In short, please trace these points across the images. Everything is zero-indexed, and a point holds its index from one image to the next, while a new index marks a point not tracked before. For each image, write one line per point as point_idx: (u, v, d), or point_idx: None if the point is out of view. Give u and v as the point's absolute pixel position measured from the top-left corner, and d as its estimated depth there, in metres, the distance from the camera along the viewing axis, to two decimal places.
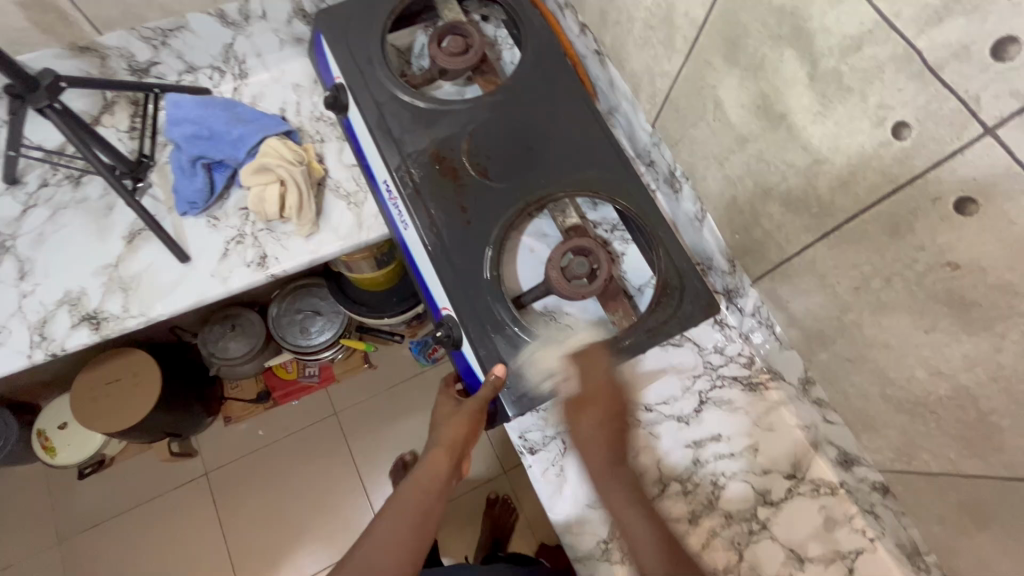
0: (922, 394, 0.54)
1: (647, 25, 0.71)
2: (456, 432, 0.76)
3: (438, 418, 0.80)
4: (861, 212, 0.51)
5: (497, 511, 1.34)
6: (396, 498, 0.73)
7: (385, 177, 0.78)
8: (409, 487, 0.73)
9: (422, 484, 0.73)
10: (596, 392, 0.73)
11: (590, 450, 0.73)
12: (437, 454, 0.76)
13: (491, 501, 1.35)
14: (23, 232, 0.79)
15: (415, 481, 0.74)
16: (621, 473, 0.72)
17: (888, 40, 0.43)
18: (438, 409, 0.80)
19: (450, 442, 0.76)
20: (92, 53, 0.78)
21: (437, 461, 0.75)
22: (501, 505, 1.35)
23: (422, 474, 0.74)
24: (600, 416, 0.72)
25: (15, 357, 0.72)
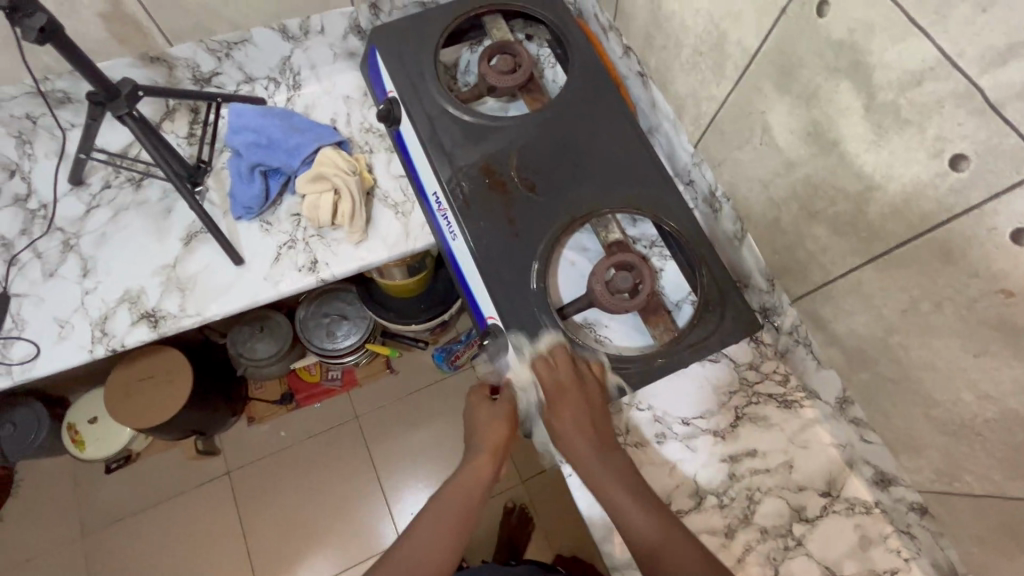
0: (969, 417, 0.55)
1: (696, 51, 0.74)
2: (498, 438, 0.76)
3: (476, 418, 0.78)
4: (913, 239, 0.53)
5: (514, 520, 1.35)
6: (437, 501, 0.74)
7: (435, 189, 0.80)
8: (451, 491, 0.74)
9: (464, 490, 0.74)
10: (565, 386, 0.71)
11: (574, 447, 0.71)
12: (479, 458, 0.75)
13: (509, 510, 1.35)
14: (87, 231, 0.82)
15: (456, 485, 0.74)
16: (610, 464, 0.71)
17: (950, 77, 0.45)
18: (475, 409, 0.78)
19: (492, 448, 0.76)
20: (160, 63, 0.82)
21: (480, 467, 0.75)
22: (518, 515, 1.35)
23: (465, 477, 0.74)
24: (570, 415, 0.71)
25: (78, 351, 0.76)
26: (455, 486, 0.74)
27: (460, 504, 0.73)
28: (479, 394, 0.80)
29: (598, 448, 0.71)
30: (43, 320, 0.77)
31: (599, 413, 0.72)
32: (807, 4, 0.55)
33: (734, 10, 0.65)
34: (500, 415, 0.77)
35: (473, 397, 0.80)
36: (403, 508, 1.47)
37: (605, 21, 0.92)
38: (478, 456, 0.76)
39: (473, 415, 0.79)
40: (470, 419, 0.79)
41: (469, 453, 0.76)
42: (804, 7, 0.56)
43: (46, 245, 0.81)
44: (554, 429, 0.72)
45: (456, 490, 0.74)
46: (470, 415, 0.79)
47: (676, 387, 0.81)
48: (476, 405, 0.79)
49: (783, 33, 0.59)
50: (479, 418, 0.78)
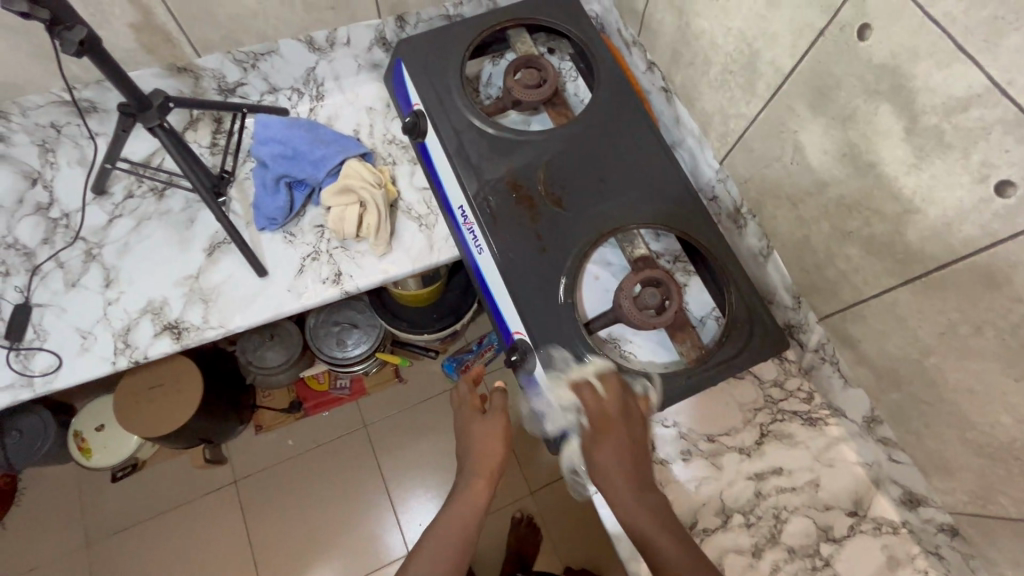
0: (1007, 440, 0.55)
1: (725, 69, 0.74)
2: (490, 452, 0.76)
3: (468, 435, 0.78)
4: (953, 261, 0.53)
5: (523, 530, 1.33)
6: (434, 526, 0.72)
7: (461, 203, 0.80)
8: (446, 514, 0.72)
9: (460, 510, 0.72)
10: (610, 419, 0.71)
11: (612, 484, 0.70)
12: (472, 476, 0.75)
13: (517, 521, 1.34)
14: (110, 240, 0.82)
15: (451, 508, 0.73)
16: (644, 501, 0.69)
17: (998, 104, 0.45)
18: (466, 424, 0.78)
19: (483, 462, 0.76)
20: (186, 74, 0.81)
21: (474, 484, 0.74)
22: (527, 525, 1.33)
23: (460, 498, 0.73)
24: (602, 420, 0.70)
25: (101, 362, 0.75)
26: (449, 510, 0.73)
27: (456, 526, 0.71)
28: (468, 408, 0.80)
29: (629, 487, 0.70)
30: (66, 330, 0.77)
31: (638, 419, 0.72)
32: (846, 28, 0.56)
33: (768, 31, 0.65)
34: (492, 429, 0.77)
35: (461, 412, 0.80)
36: (410, 519, 1.45)
37: (629, 37, 0.92)
38: (471, 474, 0.75)
39: (464, 433, 0.79)
40: (461, 436, 0.79)
41: (461, 474, 0.76)
42: (844, 30, 0.56)
43: (69, 254, 0.81)
44: (592, 458, 0.71)
45: (452, 512, 0.72)
46: (460, 433, 0.79)
47: (702, 405, 0.80)
48: (466, 421, 0.79)
49: (819, 55, 0.59)
50: (471, 434, 0.78)
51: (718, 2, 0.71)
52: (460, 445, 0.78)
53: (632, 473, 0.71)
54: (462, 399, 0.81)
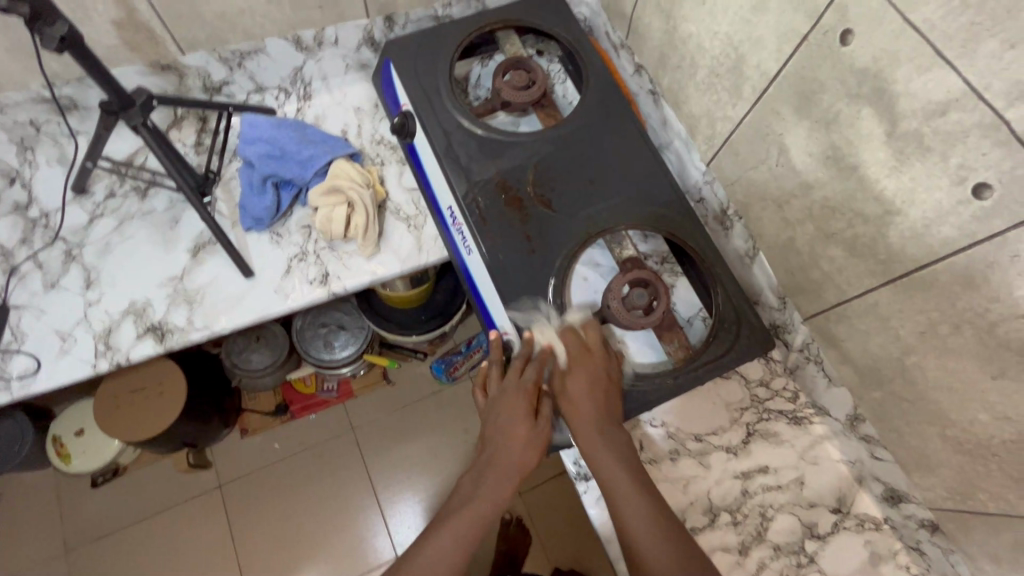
0: (985, 437, 0.57)
1: (712, 73, 0.75)
2: (529, 461, 0.69)
3: (512, 434, 0.69)
4: (933, 262, 0.54)
5: (511, 531, 1.33)
6: (450, 518, 0.65)
7: (450, 203, 0.80)
8: (468, 509, 0.65)
9: (481, 509, 0.65)
10: (588, 355, 0.72)
11: (582, 418, 0.69)
12: (504, 479, 0.68)
13: (506, 521, 1.33)
14: (91, 240, 0.80)
15: (473, 504, 0.66)
16: (611, 439, 0.69)
17: (976, 108, 0.47)
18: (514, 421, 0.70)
19: (520, 470, 0.68)
20: (171, 72, 0.80)
21: (504, 487, 0.67)
22: (516, 525, 1.33)
23: (485, 496, 0.66)
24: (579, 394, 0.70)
25: (82, 365, 0.74)
26: (472, 504, 0.66)
27: (475, 527, 0.64)
28: (522, 403, 0.71)
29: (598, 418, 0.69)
30: (45, 333, 0.75)
31: (614, 388, 0.72)
32: (830, 32, 0.57)
33: (754, 35, 0.66)
34: (538, 437, 0.70)
35: (512, 404, 0.71)
36: (398, 522, 1.44)
37: (617, 39, 0.93)
38: (504, 477, 0.68)
39: (510, 428, 0.70)
40: (505, 431, 0.69)
41: (492, 470, 0.68)
42: (827, 35, 0.57)
43: (49, 254, 0.79)
44: (564, 390, 0.71)
45: (474, 510, 0.65)
46: (506, 425, 0.70)
47: (688, 406, 0.81)
48: (516, 416, 0.70)
49: (804, 60, 0.61)
50: (517, 435, 0.69)
51: (705, 6, 0.72)
52: (498, 437, 0.70)
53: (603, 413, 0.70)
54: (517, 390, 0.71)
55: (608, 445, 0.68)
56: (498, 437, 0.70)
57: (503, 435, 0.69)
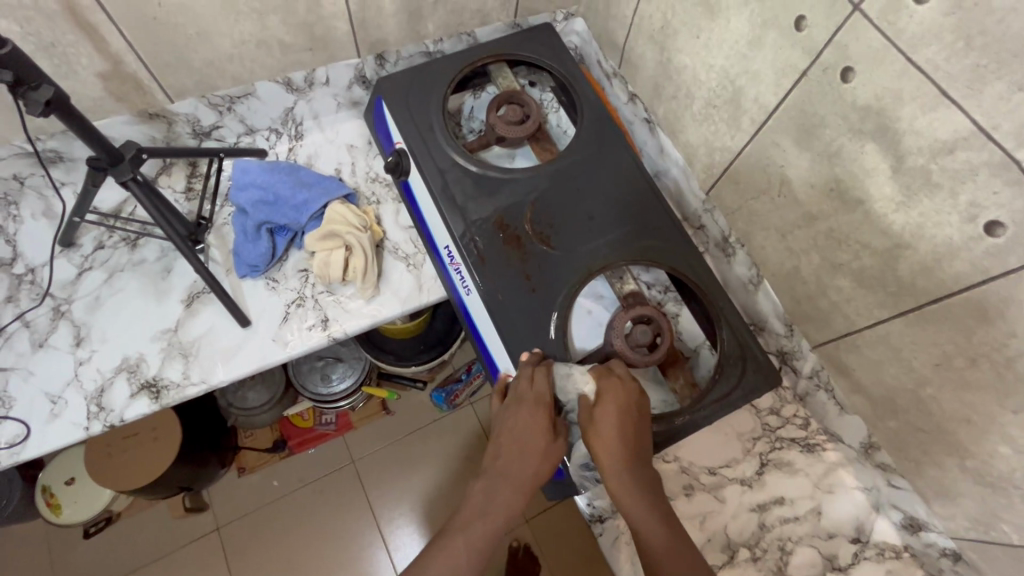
0: (1005, 470, 0.56)
1: (708, 104, 0.75)
2: (542, 474, 0.66)
3: (527, 448, 0.66)
4: (945, 296, 0.54)
5: (521, 559, 1.27)
6: (460, 531, 0.62)
7: (448, 243, 0.79)
8: (482, 523, 0.62)
9: (493, 523, 0.62)
10: (617, 391, 0.66)
11: (608, 457, 0.64)
12: (517, 493, 0.64)
13: (515, 549, 1.28)
14: (79, 295, 0.78)
15: (485, 516, 0.63)
16: (644, 485, 0.64)
17: (985, 148, 0.46)
18: (525, 431, 0.66)
19: (533, 482, 0.65)
20: (159, 119, 0.79)
21: (516, 501, 0.64)
22: (525, 554, 1.28)
23: (496, 508, 0.63)
24: (605, 428, 0.65)
25: (74, 429, 0.71)
26: (483, 518, 0.63)
27: (487, 542, 0.61)
28: (537, 418, 0.67)
29: (630, 466, 0.64)
30: (33, 396, 0.72)
31: (643, 425, 0.67)
32: (829, 69, 0.57)
33: (751, 68, 0.66)
34: (555, 451, 0.67)
35: (524, 419, 0.67)
36: (404, 556, 1.41)
37: (609, 69, 0.92)
38: (516, 489, 0.64)
39: (524, 441, 0.66)
40: (518, 444, 0.66)
41: (502, 482, 0.65)
42: (827, 71, 0.57)
43: (35, 312, 0.76)
44: (591, 433, 0.65)
45: (487, 526, 0.62)
46: (516, 434, 0.66)
47: (700, 438, 0.79)
48: (531, 430, 0.66)
49: (803, 95, 0.60)
50: (530, 449, 0.66)
51: (700, 39, 0.72)
52: (507, 448, 0.66)
53: (632, 455, 0.65)
54: (534, 405, 0.67)
55: (625, 456, 0.64)
56: (509, 448, 0.66)
57: (518, 448, 0.66)
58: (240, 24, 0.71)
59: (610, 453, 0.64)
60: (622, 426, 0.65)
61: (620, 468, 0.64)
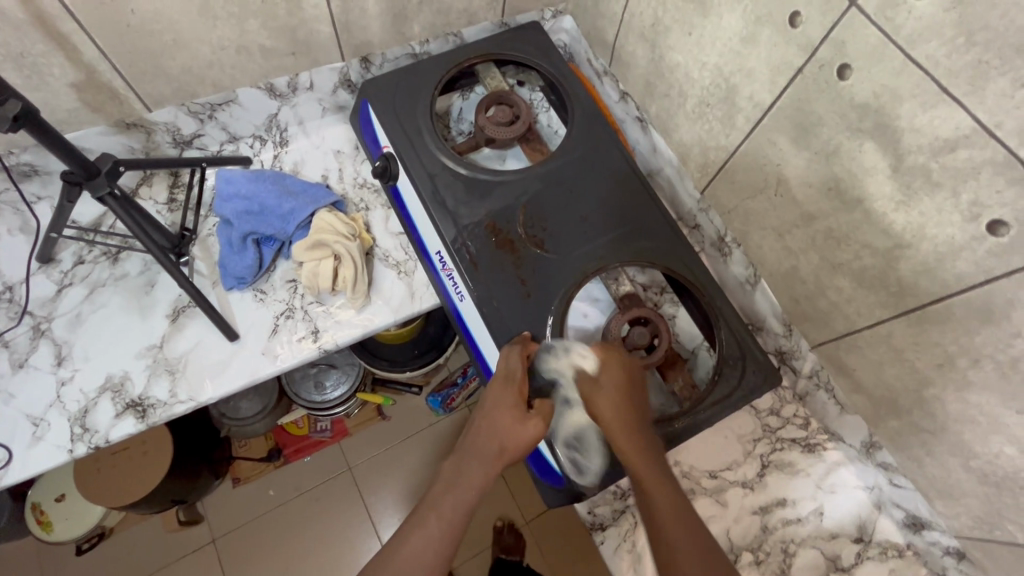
0: (1011, 470, 0.55)
1: (702, 102, 0.74)
2: (514, 451, 0.62)
3: (496, 422, 0.63)
4: (947, 297, 0.53)
5: (507, 541, 1.24)
6: (428, 509, 0.60)
7: (440, 248, 0.77)
8: (451, 496, 0.60)
9: (462, 499, 0.60)
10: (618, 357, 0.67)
11: (610, 404, 0.63)
12: (488, 465, 0.62)
13: (501, 530, 1.26)
14: (60, 313, 0.75)
15: (454, 491, 0.60)
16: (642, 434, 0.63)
17: (987, 146, 0.45)
18: (497, 406, 0.64)
19: (505, 455, 0.62)
20: (137, 129, 0.76)
21: (487, 475, 0.61)
22: (512, 535, 1.25)
23: (466, 482, 0.61)
24: (611, 384, 0.65)
25: (57, 452, 0.69)
26: (453, 494, 0.60)
27: (459, 516, 0.59)
28: (506, 396, 0.65)
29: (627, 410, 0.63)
30: (14, 420, 0.69)
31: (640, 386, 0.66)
32: (826, 66, 0.55)
33: (745, 66, 0.65)
34: (526, 428, 0.63)
35: (496, 395, 0.65)
36: None
37: (600, 67, 0.90)
38: (487, 463, 0.61)
39: (494, 417, 0.64)
40: (487, 420, 0.63)
41: (472, 455, 0.62)
42: (823, 68, 0.56)
43: (14, 332, 0.74)
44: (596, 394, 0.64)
45: (458, 500, 0.60)
46: (489, 409, 0.64)
47: (700, 442, 0.78)
48: (501, 406, 0.64)
49: (799, 93, 0.59)
50: (501, 425, 0.63)
51: (692, 36, 0.70)
52: (478, 426, 0.64)
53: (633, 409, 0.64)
54: (503, 383, 0.66)
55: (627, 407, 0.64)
56: (479, 424, 0.64)
57: (486, 423, 0.63)
58: (218, 29, 0.69)
59: (614, 404, 0.63)
60: (619, 375, 0.66)
61: (625, 421, 0.63)
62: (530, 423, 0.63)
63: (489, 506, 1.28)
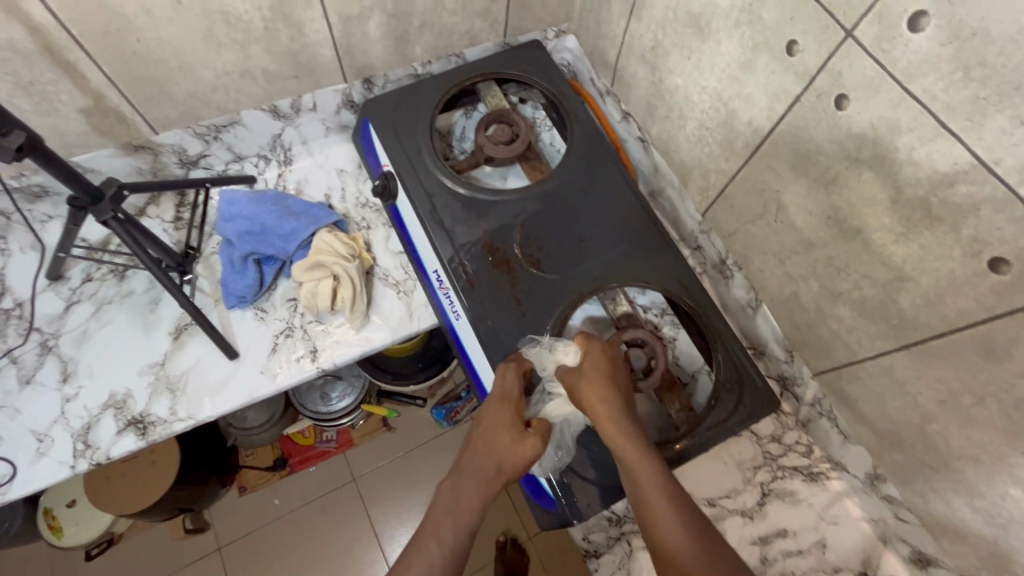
0: (1017, 513, 0.53)
1: (702, 126, 0.73)
2: (513, 470, 0.61)
3: (493, 441, 0.62)
4: (949, 332, 0.52)
5: (509, 554, 1.23)
6: (426, 537, 0.56)
7: (436, 267, 0.77)
8: (451, 520, 0.57)
9: (462, 523, 0.57)
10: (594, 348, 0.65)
11: (598, 398, 0.61)
12: (485, 485, 0.60)
13: (501, 544, 1.25)
14: (67, 329, 0.77)
15: (452, 516, 0.57)
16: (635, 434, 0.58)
17: (987, 182, 0.44)
18: (493, 427, 0.63)
19: (503, 473, 0.61)
20: (145, 151, 0.78)
21: (485, 496, 0.59)
22: (512, 547, 1.24)
23: (466, 502, 0.58)
24: (592, 373, 0.63)
25: (60, 468, 0.70)
26: (452, 518, 0.57)
27: (460, 541, 0.56)
28: (503, 416, 0.64)
29: (615, 407, 0.60)
30: (19, 435, 0.71)
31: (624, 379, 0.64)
32: (823, 95, 0.54)
33: (743, 92, 0.64)
34: (524, 448, 0.62)
35: (494, 413, 0.64)
36: None
37: (603, 87, 0.90)
38: (485, 482, 0.59)
39: (491, 436, 0.63)
40: (485, 438, 0.62)
41: (469, 476, 0.60)
42: (820, 98, 0.55)
43: (23, 348, 0.76)
44: (580, 395, 0.62)
45: (457, 524, 0.57)
46: (484, 428, 0.63)
47: (699, 468, 0.77)
48: (498, 426, 0.63)
49: (797, 121, 0.58)
50: (499, 444, 0.62)
51: (692, 61, 0.70)
52: (475, 443, 0.63)
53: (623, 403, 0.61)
54: (500, 402, 0.65)
55: (615, 406, 0.60)
56: (475, 443, 0.63)
57: (485, 441, 0.62)
58: (222, 54, 0.70)
59: (601, 394, 0.61)
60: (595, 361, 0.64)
61: (618, 417, 0.59)
62: (528, 442, 0.62)
63: (492, 522, 1.28)
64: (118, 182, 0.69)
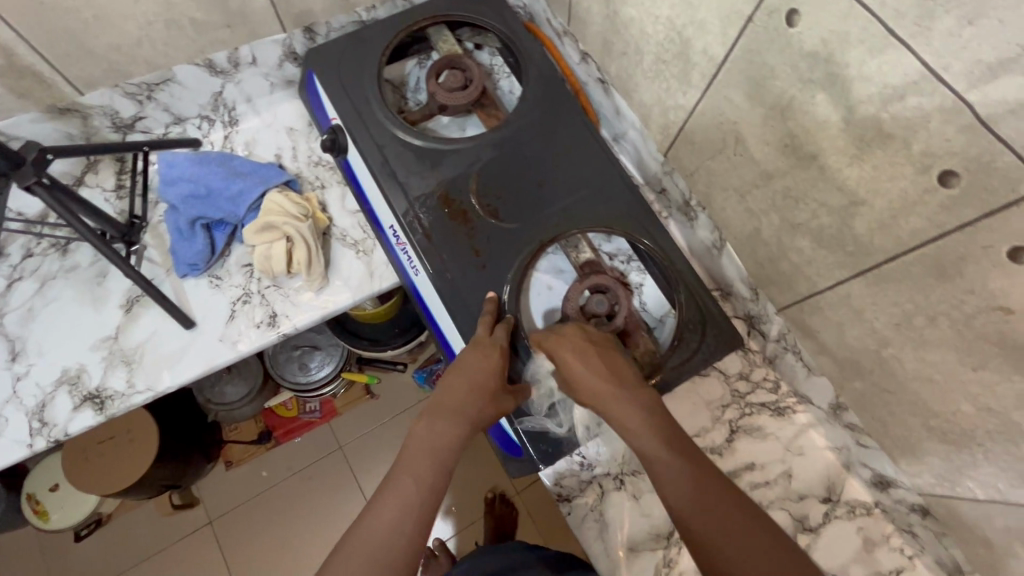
0: (968, 427, 0.54)
1: (658, 59, 0.70)
2: (489, 418, 0.62)
3: (474, 388, 0.62)
4: (901, 255, 0.51)
5: (498, 508, 1.25)
6: (403, 475, 0.55)
7: (392, 222, 0.74)
8: (430, 459, 0.57)
9: (440, 461, 0.57)
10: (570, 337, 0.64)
11: (581, 380, 0.61)
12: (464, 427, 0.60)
13: (490, 500, 1.27)
14: (11, 307, 0.74)
15: (431, 457, 0.57)
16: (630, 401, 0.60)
17: (935, 92, 0.43)
18: (476, 373, 0.62)
19: (481, 419, 0.61)
20: (73, 114, 0.74)
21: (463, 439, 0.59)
22: (501, 501, 1.27)
23: (444, 442, 0.58)
24: (568, 359, 0.62)
25: (16, 448, 0.69)
26: (432, 460, 0.57)
27: (438, 480, 0.56)
28: (486, 366, 0.63)
29: (602, 378, 0.61)
30: None
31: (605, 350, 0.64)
32: (775, 13, 0.52)
33: (696, 18, 0.61)
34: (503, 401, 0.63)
35: (477, 363, 0.63)
36: None
37: (559, 26, 0.86)
38: (465, 426, 0.60)
39: (472, 382, 0.62)
40: (467, 385, 0.62)
41: (450, 417, 0.60)
42: (773, 16, 0.53)
43: None
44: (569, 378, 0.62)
45: (435, 461, 0.57)
46: (466, 374, 0.62)
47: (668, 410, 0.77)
48: (481, 374, 0.63)
49: (750, 45, 0.56)
50: (478, 390, 0.62)
51: None
52: (453, 389, 0.62)
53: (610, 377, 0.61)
54: (484, 351, 0.64)
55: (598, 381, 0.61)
56: (455, 386, 0.62)
57: (467, 386, 0.62)
58: (141, 3, 0.65)
59: (585, 376, 0.61)
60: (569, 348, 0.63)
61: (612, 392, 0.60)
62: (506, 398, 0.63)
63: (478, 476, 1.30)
64: (41, 146, 0.65)
